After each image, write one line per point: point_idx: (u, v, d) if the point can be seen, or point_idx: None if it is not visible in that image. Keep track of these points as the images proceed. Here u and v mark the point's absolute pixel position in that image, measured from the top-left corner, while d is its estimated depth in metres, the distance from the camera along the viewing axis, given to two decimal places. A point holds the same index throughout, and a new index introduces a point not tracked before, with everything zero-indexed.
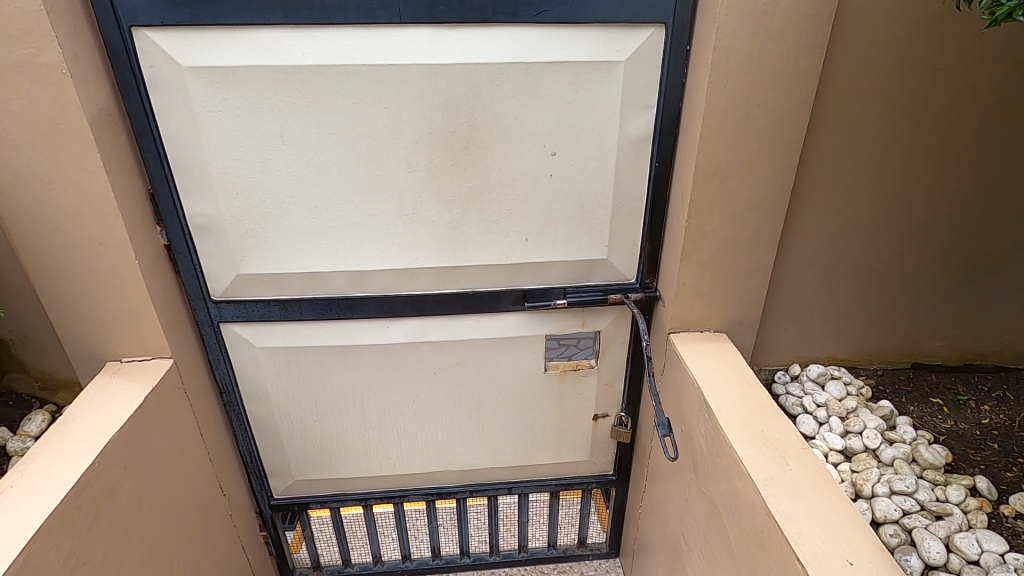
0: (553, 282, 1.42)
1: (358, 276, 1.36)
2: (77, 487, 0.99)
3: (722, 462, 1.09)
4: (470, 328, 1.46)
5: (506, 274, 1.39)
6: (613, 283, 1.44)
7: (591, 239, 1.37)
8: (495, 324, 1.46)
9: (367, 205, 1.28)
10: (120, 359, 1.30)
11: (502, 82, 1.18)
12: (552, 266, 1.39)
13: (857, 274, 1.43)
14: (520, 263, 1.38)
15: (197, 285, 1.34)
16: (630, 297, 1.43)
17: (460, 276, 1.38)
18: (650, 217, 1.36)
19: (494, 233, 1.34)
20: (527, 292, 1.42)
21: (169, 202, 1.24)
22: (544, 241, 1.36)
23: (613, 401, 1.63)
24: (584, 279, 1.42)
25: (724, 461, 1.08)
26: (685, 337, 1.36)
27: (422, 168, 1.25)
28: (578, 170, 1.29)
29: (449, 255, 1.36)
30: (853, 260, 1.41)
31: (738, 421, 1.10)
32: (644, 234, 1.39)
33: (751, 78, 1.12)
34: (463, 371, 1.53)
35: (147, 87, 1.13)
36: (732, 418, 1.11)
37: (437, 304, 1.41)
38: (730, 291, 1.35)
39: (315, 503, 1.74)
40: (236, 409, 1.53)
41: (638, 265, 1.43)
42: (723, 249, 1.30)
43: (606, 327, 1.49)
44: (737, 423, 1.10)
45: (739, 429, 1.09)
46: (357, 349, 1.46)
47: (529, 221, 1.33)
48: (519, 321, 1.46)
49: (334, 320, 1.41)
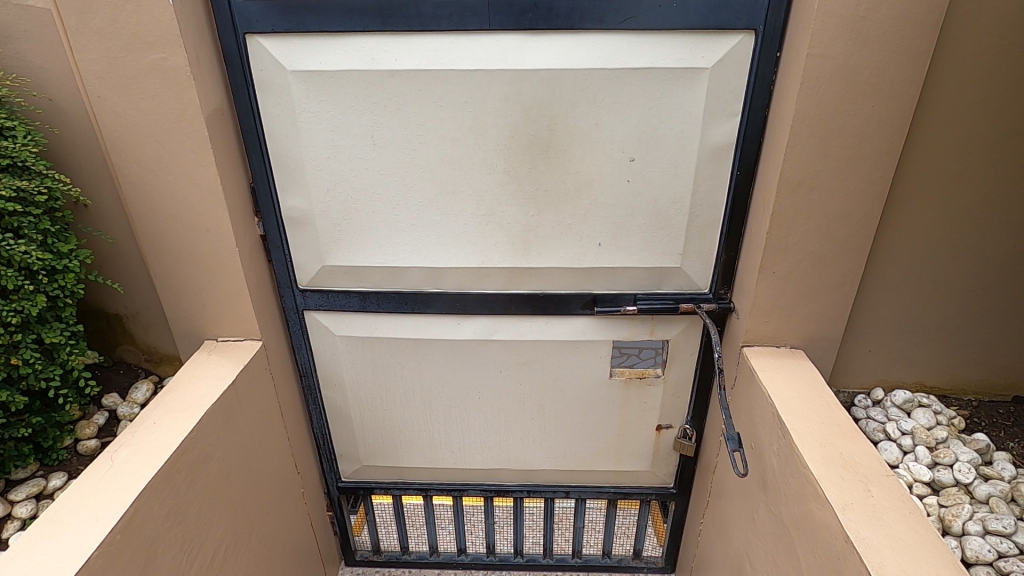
0: (623, 287, 1.41)
1: (434, 272, 1.41)
2: (178, 451, 1.09)
3: (797, 483, 1.05)
4: (538, 329, 1.48)
5: (578, 278, 1.40)
6: (685, 292, 1.42)
7: (664, 246, 1.36)
8: (563, 327, 1.47)
9: (446, 205, 1.33)
10: (216, 338, 1.41)
11: (584, 88, 1.19)
12: (623, 272, 1.39)
13: (952, 297, 1.34)
14: (592, 268, 1.39)
15: (286, 274, 1.44)
16: (703, 307, 1.40)
17: (532, 277, 1.41)
18: (728, 227, 1.33)
19: (569, 237, 1.35)
20: (598, 297, 1.42)
21: (267, 196, 1.34)
22: (617, 246, 1.36)
23: (678, 413, 1.60)
24: (655, 286, 1.41)
25: (798, 481, 1.04)
26: (759, 352, 1.32)
27: (501, 170, 1.29)
28: (656, 177, 1.28)
29: (522, 257, 1.38)
30: (950, 281, 1.32)
31: (816, 441, 1.06)
32: (720, 245, 1.36)
33: (847, 87, 1.08)
34: (529, 371, 1.55)
35: (255, 89, 1.23)
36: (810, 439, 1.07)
37: (508, 303, 1.44)
38: (810, 307, 1.29)
39: (379, 489, 1.81)
40: (313, 392, 1.62)
41: (713, 275, 1.40)
42: (806, 263, 1.25)
43: (676, 336, 1.47)
44: (816, 443, 1.05)
45: (818, 450, 1.04)
46: (428, 343, 1.51)
47: (603, 226, 1.34)
48: (586, 325, 1.46)
49: (409, 314, 1.47)
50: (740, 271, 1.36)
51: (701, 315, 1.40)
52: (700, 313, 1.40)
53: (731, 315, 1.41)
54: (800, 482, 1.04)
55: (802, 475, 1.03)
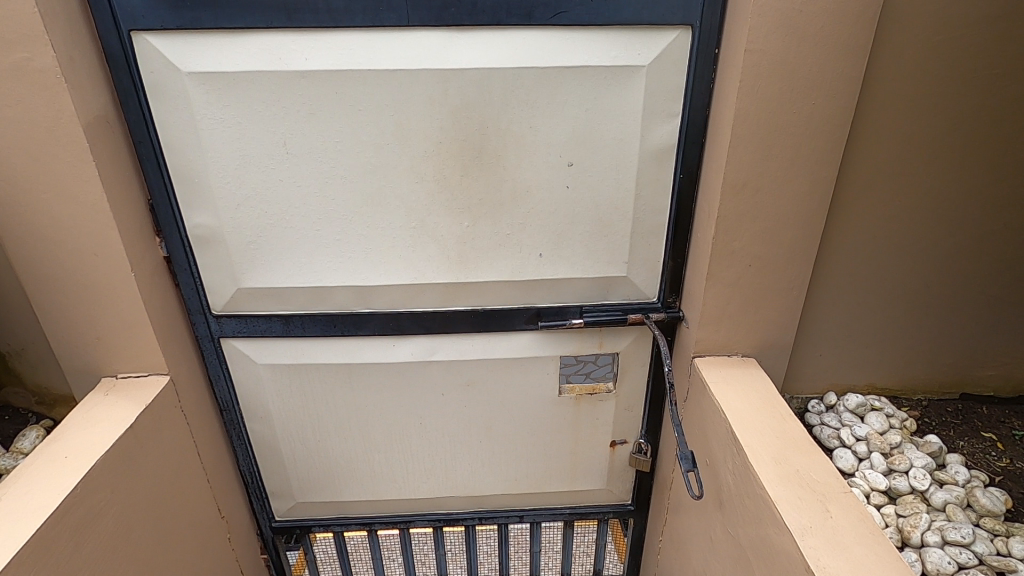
0: (568, 300, 1.33)
1: (363, 291, 1.29)
2: (58, 513, 0.94)
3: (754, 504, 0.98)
4: (480, 348, 1.38)
5: (520, 291, 1.31)
6: (633, 301, 1.35)
7: (609, 255, 1.29)
8: (506, 343, 1.38)
9: (373, 218, 1.22)
10: (116, 375, 1.25)
11: (515, 89, 1.11)
12: (568, 283, 1.31)
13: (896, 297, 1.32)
14: (534, 280, 1.30)
15: (197, 299, 1.29)
16: (653, 317, 1.33)
17: (470, 292, 1.31)
18: (673, 233, 1.27)
19: (508, 248, 1.26)
20: (543, 310, 1.34)
21: (169, 213, 1.20)
22: (560, 256, 1.28)
23: (632, 427, 1.53)
24: (601, 297, 1.34)
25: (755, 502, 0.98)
26: (710, 362, 1.27)
27: (430, 178, 1.19)
28: (597, 182, 1.21)
29: (460, 273, 1.29)
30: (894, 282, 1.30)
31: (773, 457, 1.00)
32: (666, 251, 1.29)
33: (788, 84, 1.03)
34: (473, 392, 1.45)
35: (147, 94, 1.09)
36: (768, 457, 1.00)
37: (446, 321, 1.34)
38: (759, 313, 1.24)
39: (318, 526, 1.67)
40: (236, 427, 1.47)
41: (660, 283, 1.33)
42: (754, 268, 1.20)
43: (625, 348, 1.40)
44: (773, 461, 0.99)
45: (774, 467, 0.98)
46: (362, 367, 1.39)
47: (544, 236, 1.26)
48: (531, 341, 1.38)
49: (339, 337, 1.35)
50: (688, 278, 1.30)
51: (651, 325, 1.33)
52: (649, 323, 1.34)
53: (681, 323, 1.35)
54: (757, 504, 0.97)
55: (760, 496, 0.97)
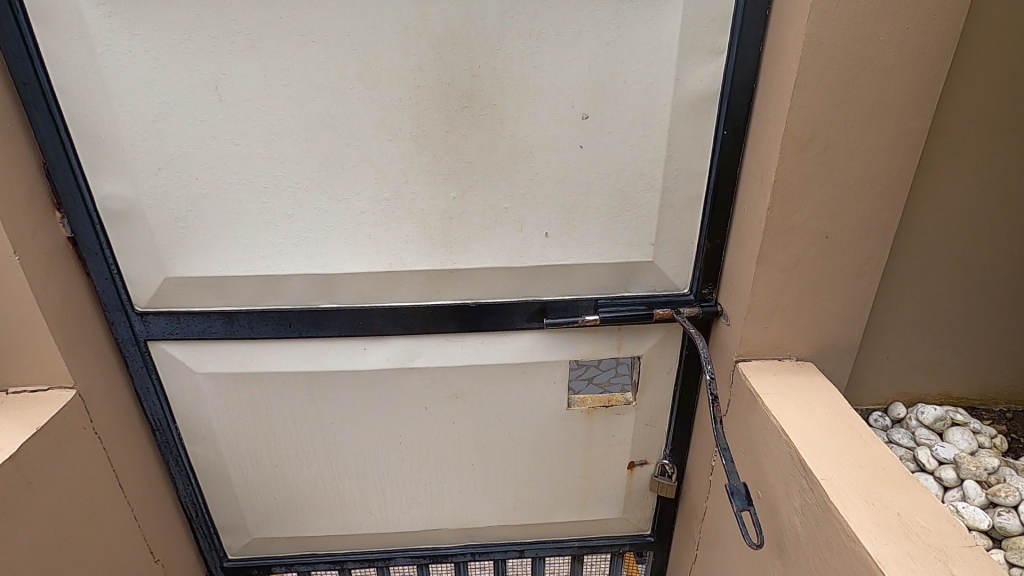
0: (580, 292, 1.08)
1: (324, 281, 1.04)
2: None
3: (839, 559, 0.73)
4: (472, 352, 1.12)
5: (521, 281, 1.06)
6: (659, 293, 1.10)
7: (631, 235, 1.04)
8: (504, 347, 1.12)
9: (335, 188, 0.96)
10: (7, 390, 0.98)
11: (515, 15, 0.86)
12: (580, 270, 1.06)
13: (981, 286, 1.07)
14: (539, 268, 1.05)
15: (114, 292, 1.02)
16: (684, 313, 1.08)
17: (459, 282, 1.05)
18: (712, 206, 1.01)
19: (506, 226, 1.01)
20: (549, 304, 1.08)
21: (71, 180, 0.93)
22: (570, 237, 1.03)
23: (654, 446, 1.28)
24: (621, 288, 1.08)
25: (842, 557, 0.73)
26: (758, 368, 1.01)
27: (407, 135, 0.93)
28: (618, 141, 0.96)
29: (446, 258, 1.03)
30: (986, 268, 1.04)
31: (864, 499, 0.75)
32: (702, 230, 1.04)
33: (875, 0, 0.78)
34: (463, 406, 1.19)
35: (30, 19, 0.82)
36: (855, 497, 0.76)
37: (429, 319, 1.08)
38: (820, 306, 1.00)
39: (280, 566, 1.40)
40: (173, 450, 1.20)
41: (694, 271, 1.08)
42: (817, 249, 0.94)
43: (648, 351, 1.15)
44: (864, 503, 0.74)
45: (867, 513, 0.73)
46: (326, 376, 1.13)
47: (551, 211, 1.00)
48: (535, 343, 1.12)
49: (296, 340, 1.09)
50: (729, 263, 1.04)
51: (683, 322, 1.08)
52: (680, 320, 1.08)
53: (719, 320, 1.09)
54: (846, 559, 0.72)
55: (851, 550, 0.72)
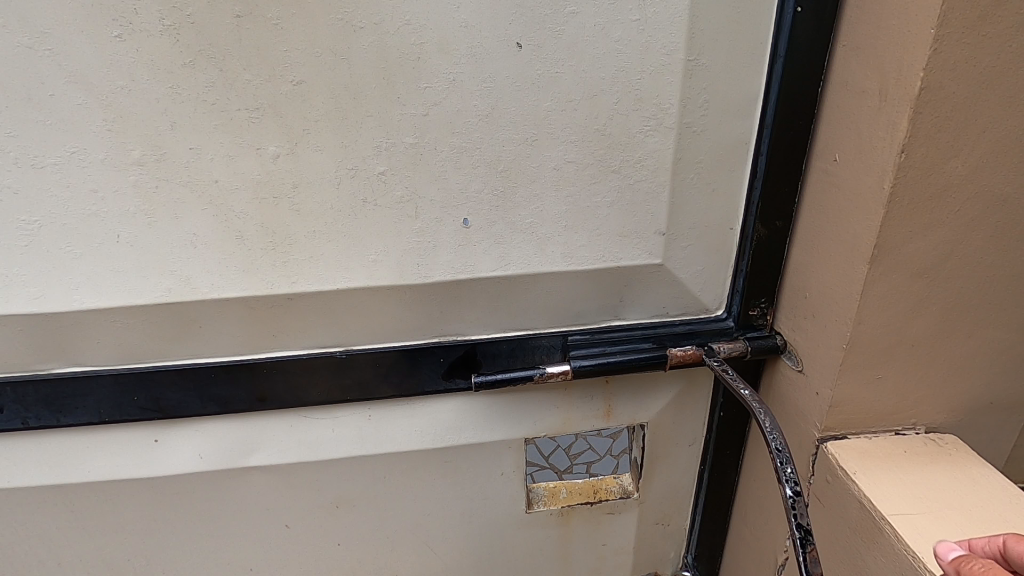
0: (534, 324, 0.61)
1: (50, 328, 0.55)
2: None
3: (941, 546, 0.43)
4: (353, 435, 0.64)
5: (427, 310, 0.58)
6: (671, 320, 0.63)
7: (623, 219, 0.56)
8: (408, 424, 0.64)
9: (24, 144, 0.47)
10: None
11: None
12: (533, 285, 0.58)
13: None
14: (457, 286, 0.57)
15: None
16: (723, 353, 0.61)
17: (312, 318, 0.57)
18: (768, 159, 0.55)
19: (386, 210, 0.53)
20: (483, 347, 0.61)
21: None
22: (511, 226, 0.55)
23: (667, 551, 0.81)
24: (605, 314, 0.62)
25: (942, 552, 0.43)
26: (865, 455, 0.55)
27: (152, 25, 0.45)
28: (589, 34, 0.49)
29: (279, 275, 0.55)
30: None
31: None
32: (749, 204, 0.57)
33: None
34: (352, 520, 0.71)
35: None
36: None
37: (265, 386, 0.60)
38: (976, 337, 0.54)
39: None
40: None
41: (732, 279, 0.62)
42: (985, 229, 0.49)
43: (656, 415, 0.68)
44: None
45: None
46: (96, 491, 0.64)
47: (471, 178, 0.53)
48: (461, 415, 0.64)
49: (23, 434, 0.60)
50: (798, 263, 0.58)
51: (733, 382, 0.57)
52: (724, 374, 0.58)
53: (775, 360, 0.63)
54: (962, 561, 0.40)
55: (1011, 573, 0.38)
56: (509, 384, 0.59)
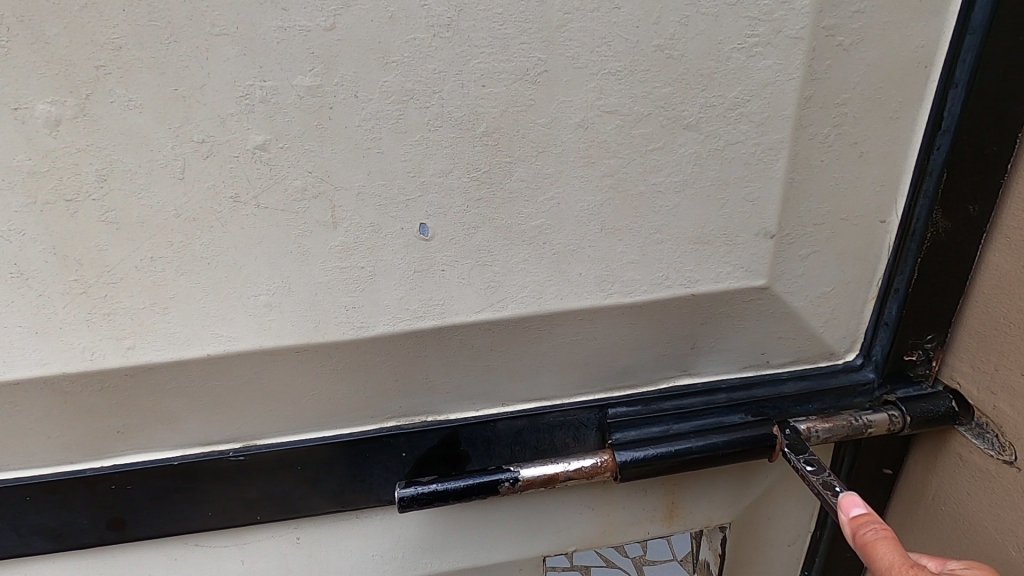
0: (551, 390, 0.37)
1: None
2: None
3: (848, 494, 0.32)
4: (273, 571, 0.41)
5: (368, 380, 0.35)
6: (775, 372, 0.39)
7: (704, 213, 0.32)
8: (357, 548, 0.41)
9: None
10: None
11: None
12: (547, 333, 0.34)
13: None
14: (415, 341, 0.33)
15: None
16: (813, 451, 0.36)
17: (174, 402, 0.34)
18: (968, 91, 0.30)
19: (275, 216, 0.29)
20: (470, 432, 0.37)
21: None
22: (505, 234, 0.31)
23: None
24: (666, 368, 0.38)
25: (846, 502, 0.32)
26: None
27: None
28: None
29: (99, 338, 0.31)
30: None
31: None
32: (920, 177, 0.33)
33: None
34: None
35: None
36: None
37: (116, 508, 0.37)
38: None
39: None
40: None
41: (876, 303, 0.37)
42: None
43: (743, 510, 0.44)
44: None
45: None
46: None
47: (426, 151, 0.29)
48: (440, 530, 0.41)
49: None
50: (1004, 278, 0.34)
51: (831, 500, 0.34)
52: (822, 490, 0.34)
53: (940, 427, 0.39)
54: (863, 532, 0.30)
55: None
56: (494, 489, 0.36)
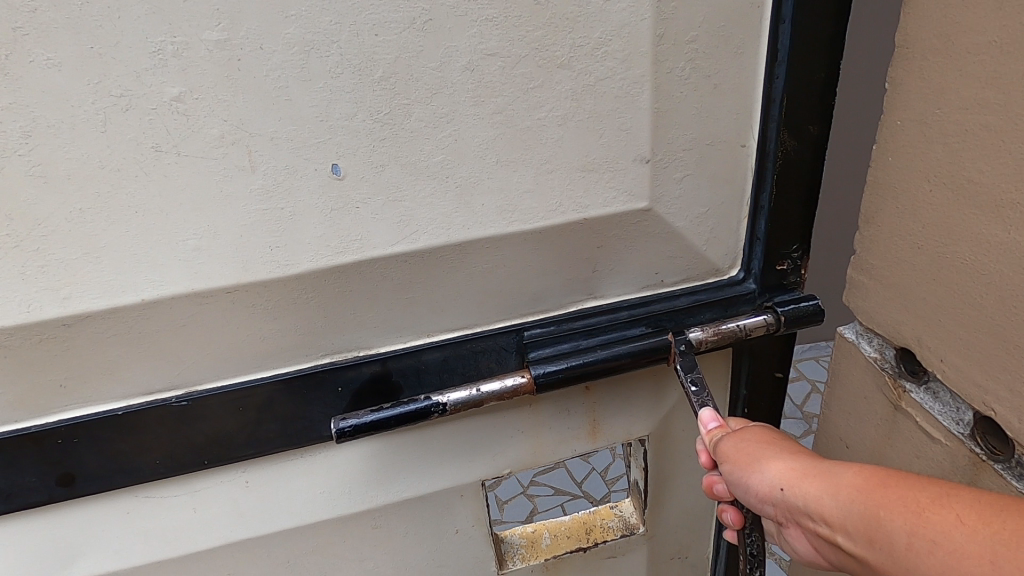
0: (472, 319, 0.41)
1: None
2: None
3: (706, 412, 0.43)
4: (226, 517, 0.43)
5: (299, 318, 0.38)
6: (671, 290, 0.44)
7: (586, 142, 0.36)
8: (306, 485, 0.44)
9: None
10: None
11: None
12: (459, 263, 0.38)
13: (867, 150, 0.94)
14: (340, 277, 0.36)
15: None
16: (700, 369, 0.42)
17: (116, 351, 0.36)
18: (795, 26, 0.36)
19: (197, 163, 0.32)
20: (400, 363, 0.41)
21: None
22: (411, 170, 0.35)
23: None
24: (574, 292, 0.42)
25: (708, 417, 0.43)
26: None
27: None
28: None
29: (35, 290, 0.33)
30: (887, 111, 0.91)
31: (909, 526, 0.30)
32: (768, 104, 0.38)
33: None
34: None
35: None
36: (944, 556, 0.28)
37: (64, 463, 0.38)
38: None
39: None
40: None
41: (748, 221, 0.43)
42: None
43: (659, 423, 0.49)
44: (943, 559, 0.28)
45: (898, 538, 0.30)
46: None
47: (330, 96, 0.32)
48: (382, 461, 0.44)
49: None
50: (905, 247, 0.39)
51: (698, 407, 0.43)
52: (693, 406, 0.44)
53: (861, 370, 0.45)
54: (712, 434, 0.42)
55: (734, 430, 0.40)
56: (418, 418, 0.39)
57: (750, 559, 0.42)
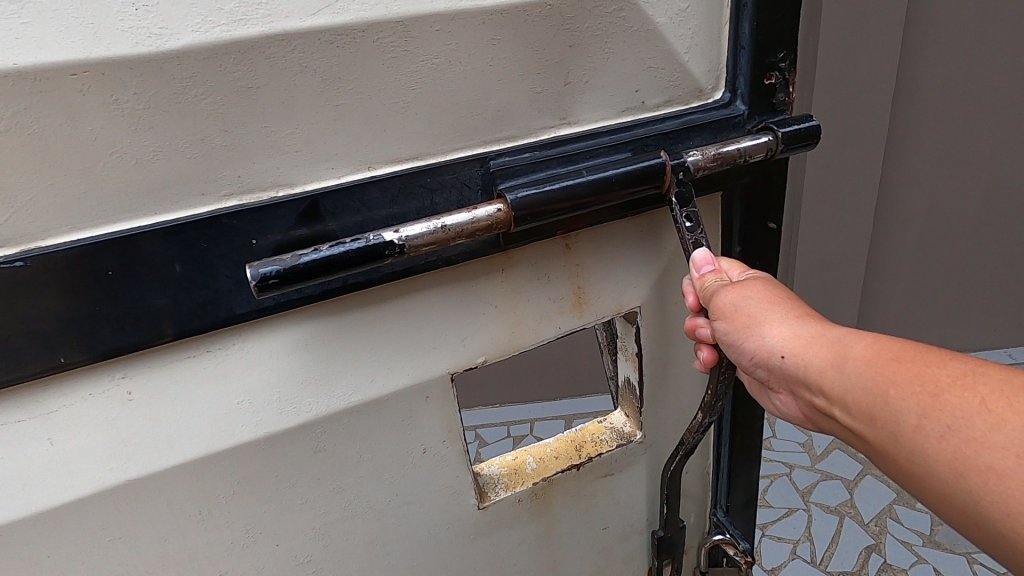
0: (427, 145, 0.33)
1: None
2: None
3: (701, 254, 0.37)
4: (99, 449, 0.31)
5: (185, 130, 0.27)
6: (654, 112, 0.38)
7: None
8: (216, 392, 0.32)
9: None
10: None
11: None
12: (403, 55, 0.30)
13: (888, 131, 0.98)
14: (240, 62, 0.27)
15: None
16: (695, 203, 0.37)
17: None
18: None
19: None
20: (336, 203, 0.31)
21: None
22: None
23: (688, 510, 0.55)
24: (547, 112, 0.35)
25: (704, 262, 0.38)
26: None
27: None
28: None
29: None
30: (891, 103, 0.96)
31: (920, 407, 0.28)
32: None
33: None
34: None
35: None
36: (956, 440, 0.27)
37: None
38: None
39: None
40: None
41: (730, 26, 0.37)
42: None
43: (652, 290, 0.42)
44: (956, 443, 0.27)
45: (906, 416, 0.28)
46: None
47: None
48: (321, 353, 0.34)
49: None
50: None
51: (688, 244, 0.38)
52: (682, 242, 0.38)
53: None
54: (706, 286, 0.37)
55: (731, 284, 0.37)
56: (370, 261, 0.30)
57: (719, 397, 0.42)
